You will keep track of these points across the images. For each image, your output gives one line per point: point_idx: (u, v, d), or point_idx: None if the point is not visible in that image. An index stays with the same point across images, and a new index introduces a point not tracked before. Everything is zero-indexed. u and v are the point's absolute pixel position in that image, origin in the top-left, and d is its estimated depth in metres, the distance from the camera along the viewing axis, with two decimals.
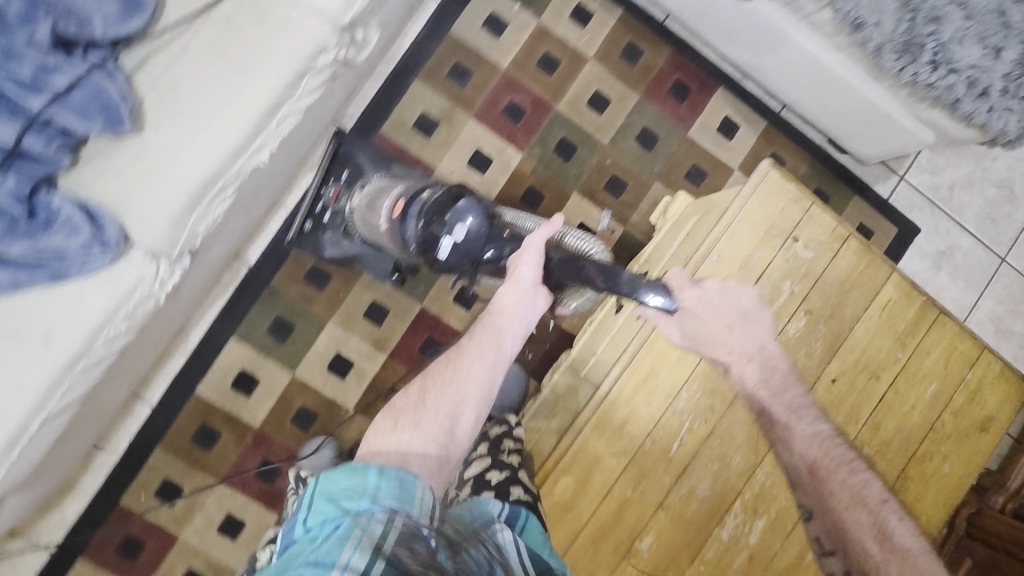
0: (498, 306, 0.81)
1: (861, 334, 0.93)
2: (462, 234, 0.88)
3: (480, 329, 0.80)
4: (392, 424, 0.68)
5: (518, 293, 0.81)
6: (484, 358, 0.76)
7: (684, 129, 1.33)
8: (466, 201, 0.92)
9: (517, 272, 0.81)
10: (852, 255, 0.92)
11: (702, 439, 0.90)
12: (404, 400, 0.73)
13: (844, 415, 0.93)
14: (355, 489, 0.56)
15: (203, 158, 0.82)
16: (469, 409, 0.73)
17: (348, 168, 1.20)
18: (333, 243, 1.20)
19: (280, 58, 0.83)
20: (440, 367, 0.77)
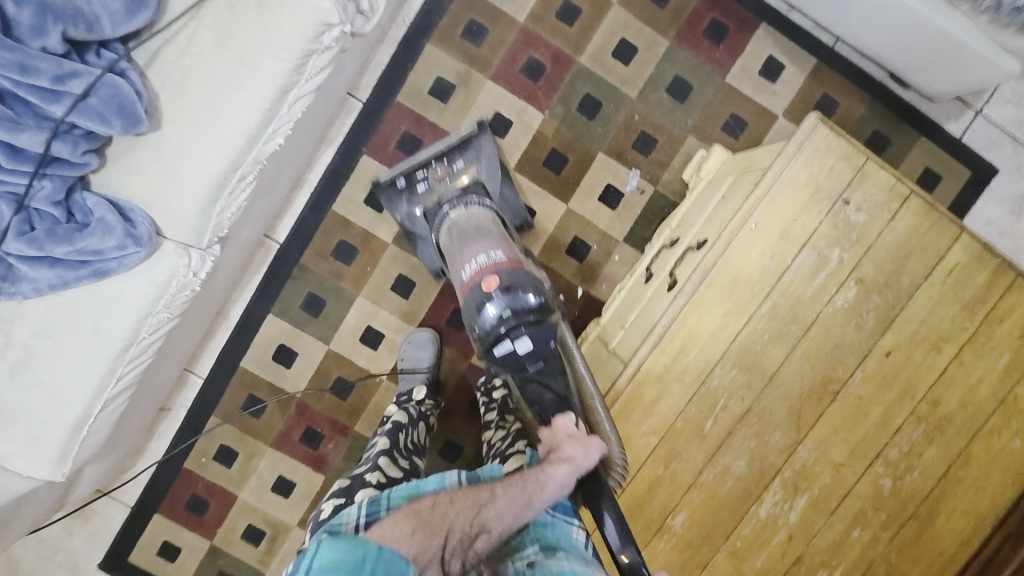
0: (546, 475, 0.72)
1: (920, 303, 0.84)
2: (524, 349, 0.81)
3: (515, 482, 0.73)
4: (405, 527, 0.62)
5: (571, 479, 0.72)
6: (498, 518, 0.70)
7: (721, 75, 1.24)
8: (541, 326, 0.82)
9: (579, 461, 0.72)
10: (914, 216, 0.83)
11: (737, 418, 0.86)
12: (427, 509, 0.67)
13: (898, 391, 0.86)
14: (354, 570, 0.52)
15: (220, 150, 0.84)
16: (463, 556, 0.66)
17: (466, 159, 1.15)
18: (409, 215, 1.14)
19: (283, 39, 0.82)
20: (461, 501, 0.70)
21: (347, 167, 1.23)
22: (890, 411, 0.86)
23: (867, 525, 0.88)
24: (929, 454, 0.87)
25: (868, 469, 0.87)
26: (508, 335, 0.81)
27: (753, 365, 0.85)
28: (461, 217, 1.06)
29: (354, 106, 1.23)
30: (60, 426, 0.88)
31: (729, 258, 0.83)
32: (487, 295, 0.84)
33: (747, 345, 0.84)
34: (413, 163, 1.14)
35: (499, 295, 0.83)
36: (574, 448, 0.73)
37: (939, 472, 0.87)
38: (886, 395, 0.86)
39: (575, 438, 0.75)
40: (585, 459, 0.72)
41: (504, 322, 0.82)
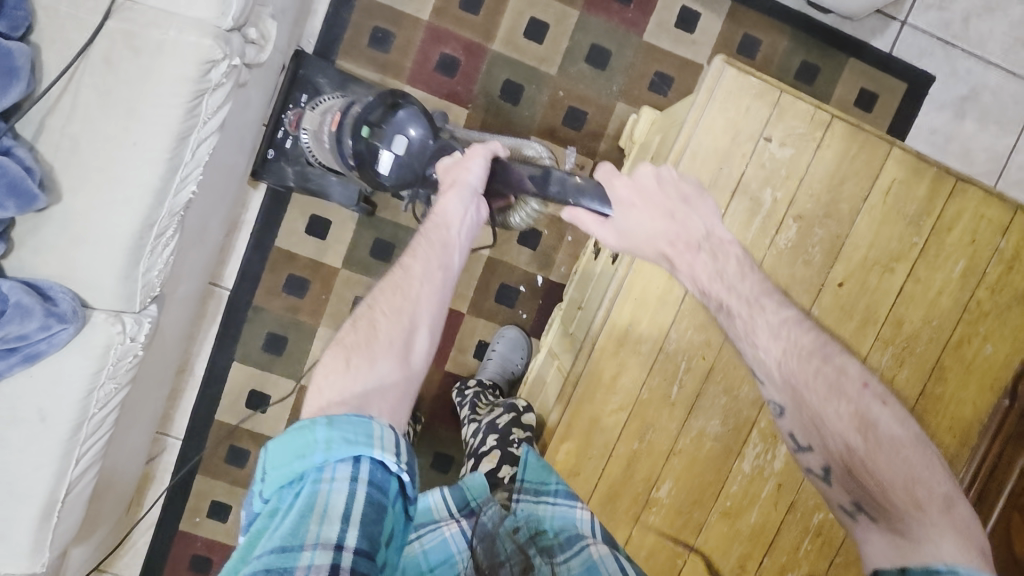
0: (443, 209, 0.80)
1: (864, 228, 0.82)
2: (401, 145, 0.91)
3: (422, 242, 0.79)
4: (340, 367, 0.65)
5: (466, 201, 0.80)
6: (428, 286, 0.75)
7: (637, 35, 1.21)
8: (398, 106, 0.93)
9: (464, 178, 0.80)
10: (841, 141, 0.80)
11: (702, 377, 0.84)
12: (350, 335, 0.69)
13: (860, 319, 0.83)
14: (303, 450, 0.54)
15: (128, 209, 0.82)
16: (423, 328, 0.73)
17: (307, 91, 1.14)
18: (298, 174, 1.16)
19: (168, 85, 0.79)
20: (384, 294, 0.73)
21: (280, 200, 1.21)
22: (855, 341, 0.84)
23: None
24: (902, 376, 0.85)
25: None
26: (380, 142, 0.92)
27: (707, 322, 0.83)
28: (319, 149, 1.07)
29: None
30: (27, 519, 0.86)
31: None
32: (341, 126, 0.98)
33: (697, 304, 0.83)
34: (267, 129, 1.15)
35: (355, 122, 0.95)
36: (461, 179, 0.81)
37: (916, 393, 0.86)
38: (848, 325, 0.84)
39: (454, 166, 0.83)
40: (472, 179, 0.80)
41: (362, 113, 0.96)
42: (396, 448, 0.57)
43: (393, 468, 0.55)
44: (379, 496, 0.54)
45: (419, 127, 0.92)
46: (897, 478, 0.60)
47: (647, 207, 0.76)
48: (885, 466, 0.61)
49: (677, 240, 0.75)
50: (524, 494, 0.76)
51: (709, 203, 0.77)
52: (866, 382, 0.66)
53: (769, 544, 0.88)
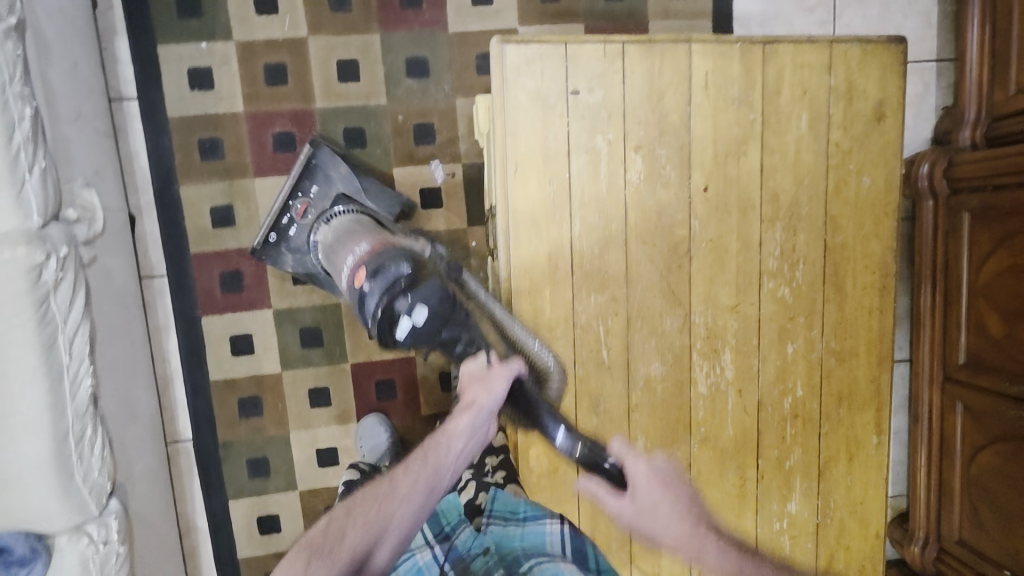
0: (452, 429, 0.78)
1: (702, 128, 0.83)
2: (422, 318, 0.70)
3: (415, 460, 0.79)
4: (297, 569, 0.69)
5: (480, 421, 0.76)
6: (406, 505, 0.74)
7: (443, 29, 1.19)
8: (423, 284, 0.71)
9: (483, 401, 0.75)
10: (641, 62, 0.80)
11: (624, 331, 0.85)
12: (319, 536, 0.73)
13: (738, 210, 0.85)
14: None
15: (36, 434, 0.82)
16: (384, 551, 0.72)
17: (319, 181, 1.13)
18: (296, 261, 1.14)
19: (9, 308, 0.78)
20: (362, 504, 0.74)
21: (195, 338, 1.20)
22: (743, 230, 0.85)
23: (794, 335, 0.88)
24: (801, 242, 0.86)
25: (761, 291, 0.87)
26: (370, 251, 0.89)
27: (604, 280, 0.84)
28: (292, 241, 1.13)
29: (161, 283, 1.19)
30: None
31: (517, 208, 0.81)
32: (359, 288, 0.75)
33: (586, 268, 0.83)
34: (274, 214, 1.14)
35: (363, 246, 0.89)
36: (473, 372, 0.75)
37: (820, 251, 0.87)
38: (730, 221, 0.85)
39: (473, 380, 0.75)
40: (484, 411, 0.75)
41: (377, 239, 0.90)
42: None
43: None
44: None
45: (427, 306, 0.70)
46: None
47: (585, 292, 0.78)
48: None
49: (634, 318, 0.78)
50: (494, 520, 0.80)
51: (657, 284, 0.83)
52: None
53: (756, 445, 0.90)
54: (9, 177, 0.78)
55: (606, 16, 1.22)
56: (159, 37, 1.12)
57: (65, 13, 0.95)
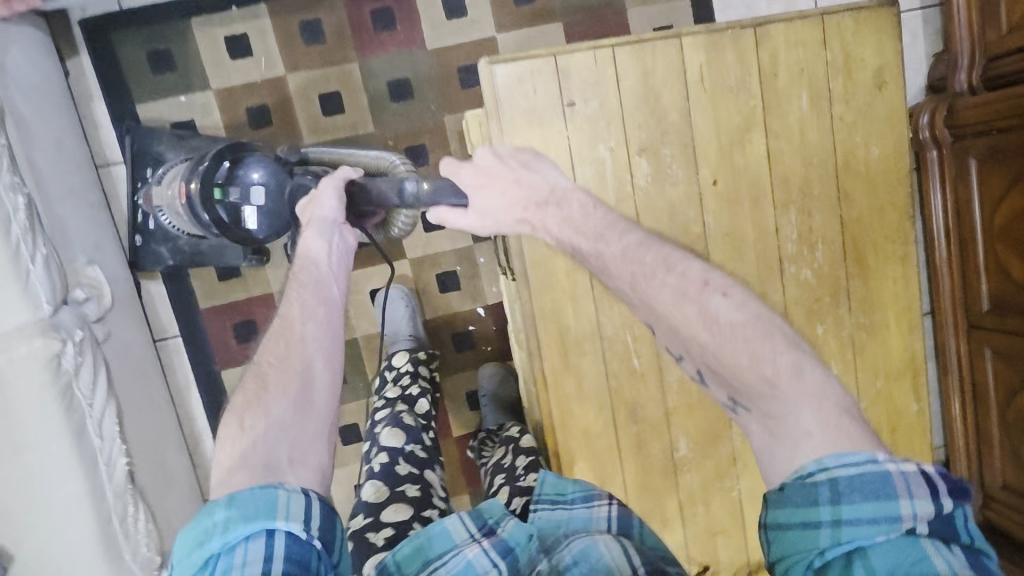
0: (307, 247, 0.83)
1: (704, 123, 0.81)
2: (253, 173, 0.93)
3: (296, 288, 0.81)
4: (236, 445, 0.64)
5: (325, 233, 0.84)
6: (312, 326, 0.77)
7: (423, 48, 1.16)
8: (253, 160, 0.94)
9: (320, 214, 0.84)
10: (635, 65, 0.79)
11: (652, 336, 0.85)
12: (239, 401, 0.68)
13: (750, 199, 0.83)
14: (202, 532, 0.57)
15: (80, 521, 0.82)
16: (322, 385, 0.72)
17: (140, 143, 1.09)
18: (173, 249, 1.10)
19: (34, 404, 0.78)
20: (270, 349, 0.74)
21: (217, 393, 1.19)
22: (757, 219, 0.84)
23: (822, 315, 0.87)
24: (817, 222, 0.85)
25: (784, 276, 0.86)
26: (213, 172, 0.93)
27: None
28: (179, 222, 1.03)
29: (176, 342, 1.17)
30: None
31: (528, 231, 0.80)
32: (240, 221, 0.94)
33: None
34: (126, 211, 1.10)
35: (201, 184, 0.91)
36: (321, 211, 0.84)
37: (837, 228, 0.86)
38: (743, 211, 0.83)
39: (309, 207, 0.87)
40: (342, 239, 0.86)
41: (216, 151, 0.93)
42: (307, 513, 0.59)
43: (308, 538, 0.57)
44: (298, 569, 0.55)
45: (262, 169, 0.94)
46: (743, 360, 0.56)
47: (496, 184, 0.74)
48: (729, 354, 0.57)
49: (529, 201, 0.73)
50: (542, 506, 0.77)
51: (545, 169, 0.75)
52: (708, 280, 0.60)
53: None
54: (13, 272, 0.77)
55: (583, 10, 1.19)
56: (136, 95, 1.09)
57: (39, 90, 0.92)
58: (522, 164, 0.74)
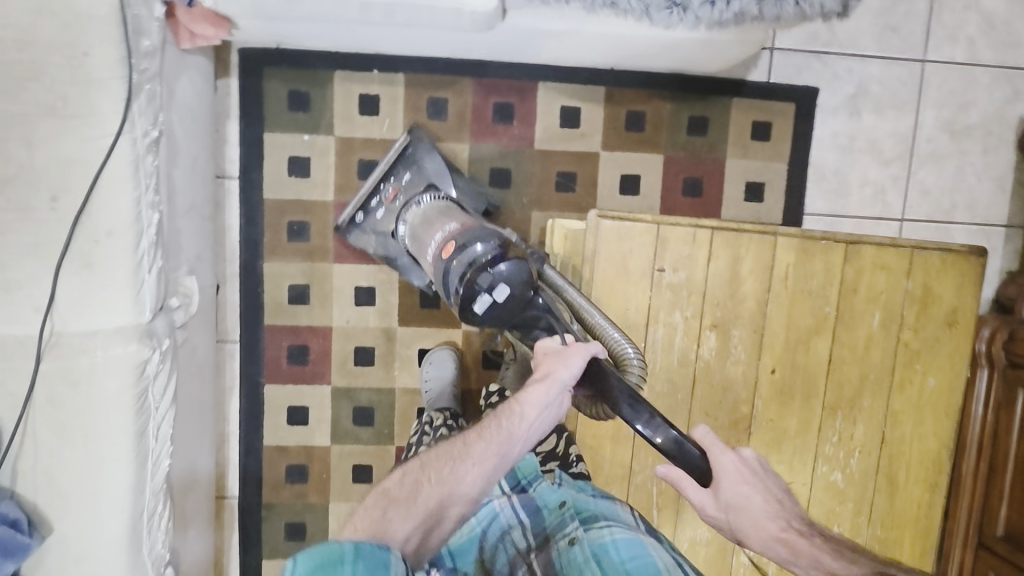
0: (524, 400, 0.70)
1: (777, 315, 0.86)
2: (503, 295, 0.75)
3: (489, 425, 0.72)
4: (375, 516, 0.66)
5: (553, 395, 0.70)
6: (478, 468, 0.68)
7: (530, 145, 1.24)
8: (511, 260, 0.76)
9: (557, 372, 0.70)
10: (726, 250, 0.84)
11: (677, 494, 0.88)
12: (397, 486, 0.69)
13: (802, 396, 0.87)
14: (332, 568, 0.55)
15: (116, 510, 0.88)
16: (458, 514, 0.67)
17: (409, 169, 1.15)
18: (379, 243, 1.17)
19: (112, 398, 0.85)
20: (436, 460, 0.71)
21: (257, 403, 1.26)
22: (804, 414, 0.88)
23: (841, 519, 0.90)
24: (860, 431, 0.88)
25: (815, 473, 0.89)
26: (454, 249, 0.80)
27: None
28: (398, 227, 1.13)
29: (233, 347, 1.25)
30: None
31: None
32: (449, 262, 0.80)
33: None
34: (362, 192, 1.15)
35: (467, 263, 0.77)
36: (547, 359, 0.71)
37: (877, 441, 0.89)
38: (792, 404, 0.87)
39: (552, 354, 0.72)
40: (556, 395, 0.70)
41: (494, 252, 0.76)
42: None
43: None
44: None
45: (510, 261, 0.75)
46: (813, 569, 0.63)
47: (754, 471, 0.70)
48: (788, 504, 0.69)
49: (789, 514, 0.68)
50: (566, 481, 0.80)
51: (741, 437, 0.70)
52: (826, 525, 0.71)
53: None
54: (130, 279, 0.86)
55: (686, 148, 1.26)
56: (267, 124, 1.20)
57: (192, 111, 1.02)
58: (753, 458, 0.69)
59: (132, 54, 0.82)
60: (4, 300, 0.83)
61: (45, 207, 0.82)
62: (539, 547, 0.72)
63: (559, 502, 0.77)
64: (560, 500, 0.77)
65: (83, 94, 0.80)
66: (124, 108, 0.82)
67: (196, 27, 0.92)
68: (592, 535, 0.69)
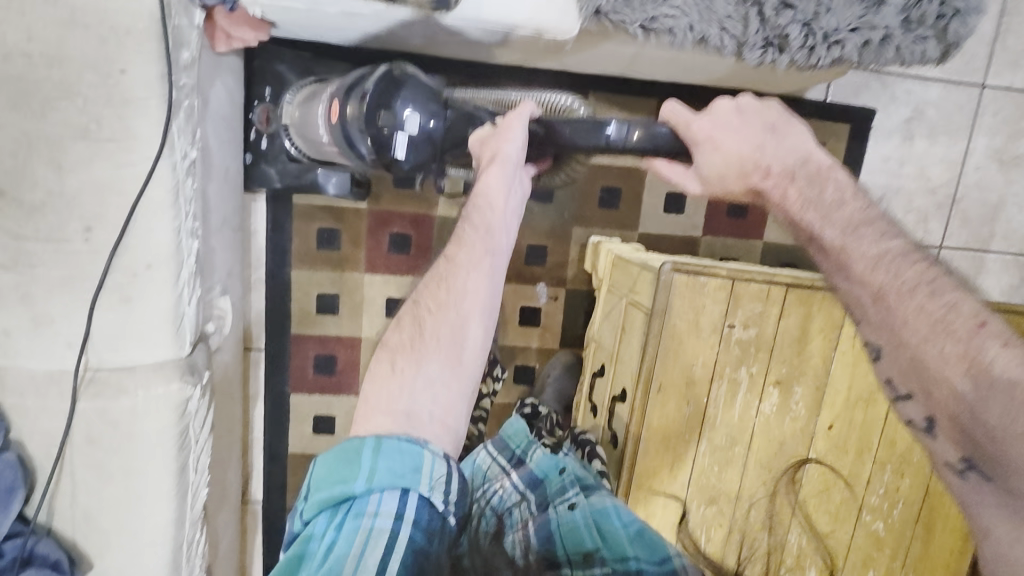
0: (483, 186, 0.73)
1: (840, 373, 0.85)
2: (415, 124, 0.76)
3: (466, 225, 0.75)
4: (389, 368, 0.68)
5: (509, 174, 0.73)
6: (478, 273, 0.72)
7: None
8: (403, 88, 0.77)
9: (504, 150, 0.72)
10: (798, 308, 0.82)
11: (725, 540, 0.89)
12: (396, 333, 0.72)
13: (855, 451, 0.88)
14: (352, 459, 0.62)
15: (156, 545, 0.86)
16: (474, 339, 0.70)
17: (269, 82, 1.03)
18: (284, 172, 1.06)
19: (153, 437, 0.81)
20: (430, 289, 0.73)
21: (282, 411, 1.23)
22: (855, 469, 0.89)
23: (878, 565, 0.93)
24: (906, 485, 0.90)
25: (858, 523, 0.91)
26: (387, 125, 0.77)
27: (716, 495, 0.87)
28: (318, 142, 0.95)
29: (258, 356, 1.21)
30: None
31: (653, 424, 0.84)
32: (387, 142, 0.77)
33: (703, 483, 0.86)
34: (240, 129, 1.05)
35: (358, 105, 0.79)
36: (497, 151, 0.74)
37: (921, 494, 0.90)
38: (845, 458, 0.88)
39: (490, 140, 0.75)
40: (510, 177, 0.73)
41: (380, 84, 0.78)
42: (445, 483, 0.64)
43: (438, 505, 0.63)
44: (422, 535, 0.61)
45: (416, 100, 0.77)
46: (924, 327, 0.64)
47: (729, 145, 0.69)
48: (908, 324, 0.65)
49: (753, 169, 0.71)
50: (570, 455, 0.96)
51: (795, 127, 0.73)
52: (983, 322, 0.61)
53: None
54: (169, 314, 0.80)
55: None
56: None
57: (225, 116, 0.93)
58: (767, 125, 0.71)
59: (173, 69, 0.73)
60: (34, 337, 0.77)
61: (77, 237, 0.75)
62: (538, 512, 0.82)
63: (558, 474, 0.88)
64: (557, 470, 0.89)
65: (120, 116, 0.72)
66: (163, 130, 0.74)
67: (235, 31, 0.84)
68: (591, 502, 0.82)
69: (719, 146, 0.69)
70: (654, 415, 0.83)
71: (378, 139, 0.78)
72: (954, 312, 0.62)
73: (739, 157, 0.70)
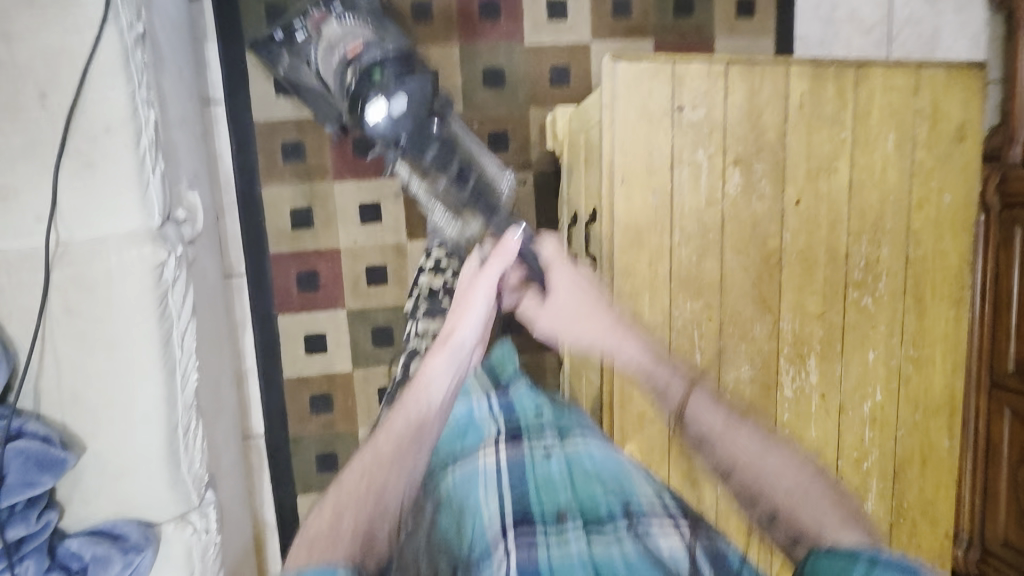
0: (428, 372, 0.75)
1: (796, 144, 0.87)
2: (398, 108, 0.90)
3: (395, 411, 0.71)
4: (363, 477, 0.64)
5: (451, 364, 0.76)
6: (408, 423, 0.69)
7: (520, 42, 1.22)
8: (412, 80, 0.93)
9: (460, 335, 0.78)
10: (742, 84, 0.85)
11: (717, 335, 0.88)
12: (340, 496, 0.63)
13: (827, 224, 0.89)
14: None
15: (149, 423, 0.84)
16: (409, 490, 0.67)
17: (346, 1, 1.03)
18: (293, 66, 1.10)
19: (133, 303, 0.82)
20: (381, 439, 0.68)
21: (271, 335, 1.22)
22: (832, 243, 0.89)
23: (877, 344, 0.91)
24: (886, 254, 0.90)
25: (848, 301, 0.90)
26: (383, 90, 0.91)
27: (699, 287, 0.87)
28: (326, 65, 1.01)
29: (240, 282, 1.21)
30: None
31: (623, 219, 0.85)
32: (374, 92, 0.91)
33: (684, 275, 0.86)
34: (295, 9, 1.06)
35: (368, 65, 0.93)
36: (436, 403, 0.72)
37: (902, 264, 0.91)
38: (819, 234, 0.89)
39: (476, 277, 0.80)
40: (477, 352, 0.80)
41: (401, 71, 0.92)
42: None
43: None
44: None
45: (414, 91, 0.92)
46: (744, 453, 0.75)
47: (592, 322, 0.82)
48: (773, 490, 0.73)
49: (583, 307, 0.82)
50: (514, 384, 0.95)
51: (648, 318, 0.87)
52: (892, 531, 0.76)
53: (836, 447, 0.92)
54: (135, 178, 0.82)
55: (674, 31, 1.26)
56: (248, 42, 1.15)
57: (172, 18, 0.98)
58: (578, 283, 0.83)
59: None
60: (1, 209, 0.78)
61: (33, 104, 0.77)
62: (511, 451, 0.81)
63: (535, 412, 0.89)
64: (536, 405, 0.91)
65: None
66: None
67: None
68: (569, 448, 0.81)
69: (560, 300, 0.83)
70: (622, 215, 0.84)
71: (370, 97, 0.91)
72: (809, 498, 0.73)
73: (576, 305, 0.83)
